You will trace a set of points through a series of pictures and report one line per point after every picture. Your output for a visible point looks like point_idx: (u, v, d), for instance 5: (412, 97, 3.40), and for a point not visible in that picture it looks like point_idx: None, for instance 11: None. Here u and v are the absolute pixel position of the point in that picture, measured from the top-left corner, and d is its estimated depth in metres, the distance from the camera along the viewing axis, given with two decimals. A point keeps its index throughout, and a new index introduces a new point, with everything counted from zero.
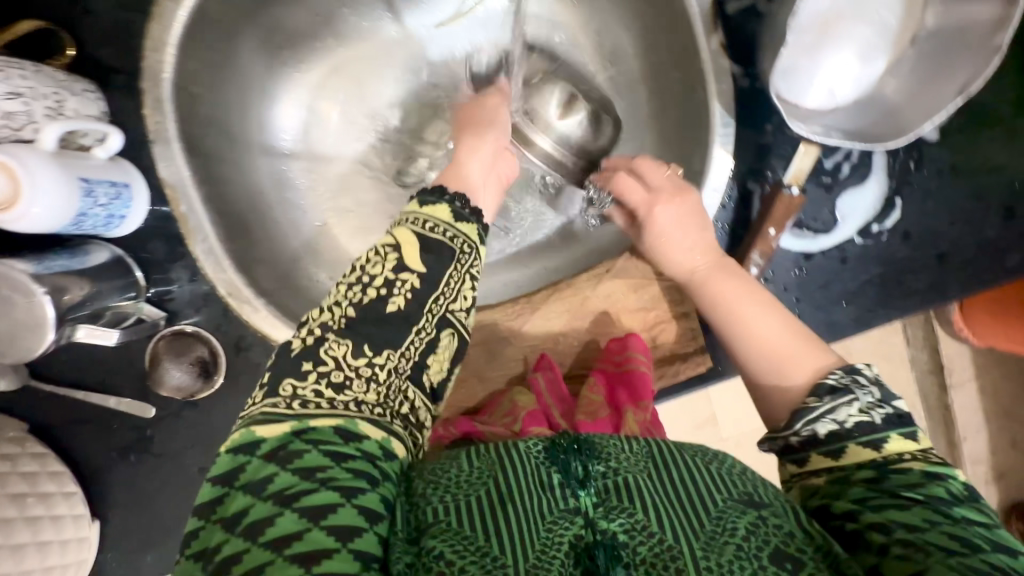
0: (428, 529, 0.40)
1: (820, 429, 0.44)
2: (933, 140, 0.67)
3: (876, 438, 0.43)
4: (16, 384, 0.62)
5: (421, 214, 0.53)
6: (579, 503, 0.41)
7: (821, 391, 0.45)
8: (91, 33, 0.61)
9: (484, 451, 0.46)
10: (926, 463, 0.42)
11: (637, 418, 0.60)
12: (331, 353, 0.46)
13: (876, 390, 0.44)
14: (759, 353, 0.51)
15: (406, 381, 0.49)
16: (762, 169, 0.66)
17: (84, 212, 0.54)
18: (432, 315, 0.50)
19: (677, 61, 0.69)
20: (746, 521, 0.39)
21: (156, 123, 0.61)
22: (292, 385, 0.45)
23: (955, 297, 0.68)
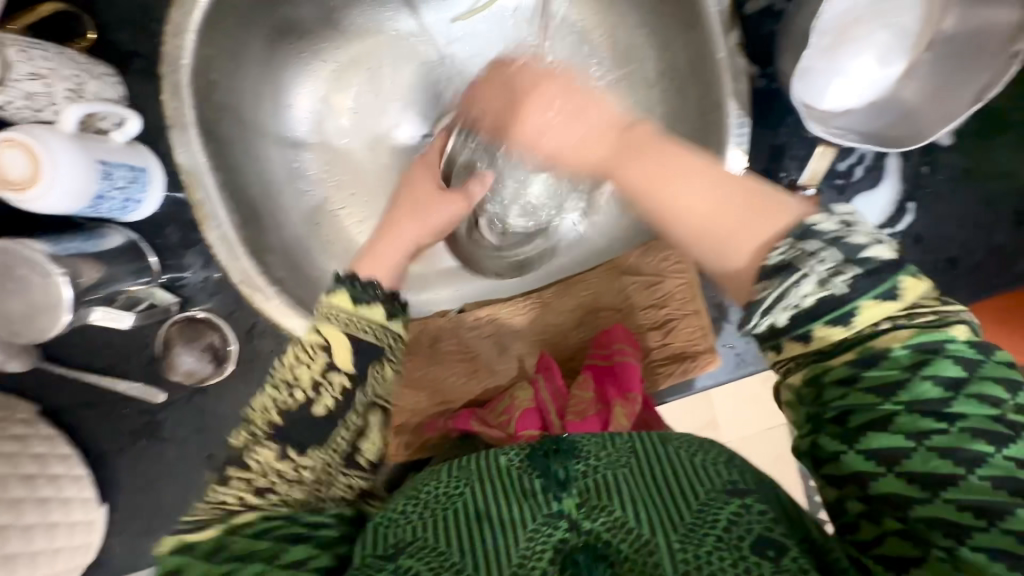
0: (405, 548, 0.42)
1: (779, 318, 0.38)
2: (948, 146, 0.67)
3: (842, 313, 0.37)
4: (27, 366, 0.62)
5: (351, 314, 0.48)
6: (561, 506, 0.42)
7: (767, 274, 0.38)
8: (112, 18, 0.61)
9: (466, 461, 0.48)
10: (914, 334, 0.36)
11: (625, 412, 0.58)
12: (255, 458, 0.47)
13: (835, 253, 0.37)
14: (690, 226, 0.43)
15: (342, 467, 0.49)
16: (777, 170, 0.67)
17: (102, 195, 0.54)
18: (358, 410, 0.48)
19: (694, 60, 0.69)
20: (729, 510, 0.40)
21: (175, 108, 0.61)
22: (214, 494, 0.47)
23: (963, 302, 0.68)
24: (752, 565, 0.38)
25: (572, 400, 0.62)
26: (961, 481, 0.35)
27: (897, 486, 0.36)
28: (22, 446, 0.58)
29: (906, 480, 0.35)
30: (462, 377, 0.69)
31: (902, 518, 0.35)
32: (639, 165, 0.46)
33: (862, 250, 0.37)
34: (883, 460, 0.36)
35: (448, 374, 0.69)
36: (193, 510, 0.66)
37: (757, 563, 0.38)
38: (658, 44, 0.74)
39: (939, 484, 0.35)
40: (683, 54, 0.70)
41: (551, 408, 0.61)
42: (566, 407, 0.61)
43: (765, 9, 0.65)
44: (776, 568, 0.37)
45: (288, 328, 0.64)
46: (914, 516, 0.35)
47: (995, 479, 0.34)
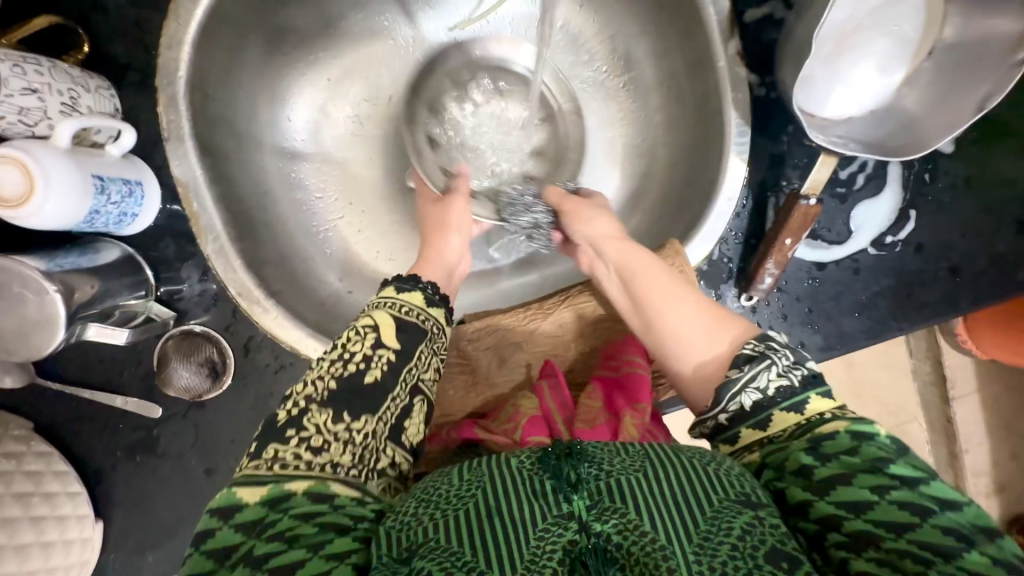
0: (416, 550, 0.40)
1: (745, 401, 0.46)
2: (948, 153, 0.67)
3: (796, 401, 0.45)
4: (22, 382, 0.61)
5: (398, 299, 0.55)
6: (572, 507, 0.41)
7: (740, 363, 0.47)
8: (106, 30, 0.61)
9: (475, 465, 0.46)
10: (850, 421, 0.43)
11: (635, 422, 0.58)
12: (313, 421, 0.48)
13: (790, 354, 0.47)
14: (679, 345, 0.53)
15: (386, 442, 0.50)
16: (778, 179, 0.66)
17: (97, 209, 0.54)
18: (406, 384, 0.52)
19: (693, 69, 0.69)
20: (743, 521, 0.40)
21: (171, 121, 0.61)
22: (274, 449, 0.46)
23: (966, 310, 0.68)
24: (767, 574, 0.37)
25: (580, 409, 0.62)
26: (918, 526, 0.38)
27: (863, 526, 0.39)
28: (16, 463, 0.57)
29: (871, 523, 0.39)
30: (462, 388, 0.69)
31: (872, 554, 0.37)
32: (649, 275, 0.58)
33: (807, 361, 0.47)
34: (842, 504, 0.40)
35: (448, 388, 0.68)
36: (190, 526, 0.65)
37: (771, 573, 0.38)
38: (655, 53, 0.73)
39: (902, 529, 0.38)
40: (682, 62, 0.70)
41: (557, 417, 0.61)
42: (574, 416, 0.61)
43: (764, 17, 0.65)
44: None
45: (285, 341, 0.63)
46: (884, 549, 0.38)
47: (947, 527, 0.38)
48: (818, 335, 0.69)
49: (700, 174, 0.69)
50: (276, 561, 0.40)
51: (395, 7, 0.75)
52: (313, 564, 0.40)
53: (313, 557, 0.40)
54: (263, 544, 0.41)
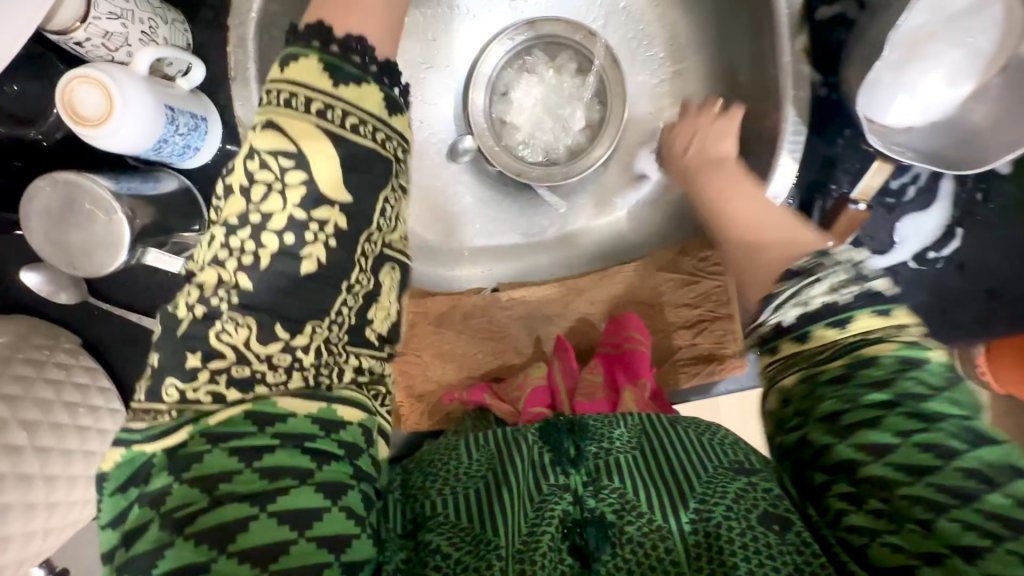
0: (428, 523, 0.44)
1: (793, 314, 0.41)
2: (1004, 174, 0.66)
3: (842, 317, 0.40)
4: (76, 299, 0.65)
5: (288, 87, 0.39)
6: (569, 480, 0.45)
7: (789, 274, 0.42)
8: None
9: (486, 441, 0.50)
10: (901, 346, 0.39)
11: (634, 396, 0.59)
12: (228, 339, 0.39)
13: (850, 269, 0.41)
14: (742, 229, 0.55)
15: (347, 350, 0.42)
16: (827, 182, 0.66)
17: (165, 139, 0.55)
18: (364, 258, 0.42)
19: (756, 63, 0.69)
20: (736, 486, 0.42)
21: (238, 60, 0.61)
22: (172, 389, 0.38)
23: (997, 334, 0.68)
24: (760, 536, 0.40)
25: (582, 382, 0.64)
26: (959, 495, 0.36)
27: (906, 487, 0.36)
28: (65, 374, 0.60)
29: (892, 466, 0.37)
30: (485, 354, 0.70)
31: (871, 506, 0.37)
32: (719, 179, 0.63)
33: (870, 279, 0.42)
34: (863, 448, 0.38)
35: (475, 351, 0.69)
36: None
37: (765, 534, 0.40)
38: (715, 44, 0.74)
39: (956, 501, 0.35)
40: (745, 54, 0.70)
41: (561, 388, 0.63)
42: (576, 388, 0.64)
43: (836, 17, 0.64)
44: (785, 543, 0.39)
45: None
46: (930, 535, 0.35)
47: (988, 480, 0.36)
48: None
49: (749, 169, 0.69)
50: (209, 521, 0.34)
51: None
52: (262, 527, 0.35)
53: (261, 517, 0.35)
54: (185, 488, 0.36)
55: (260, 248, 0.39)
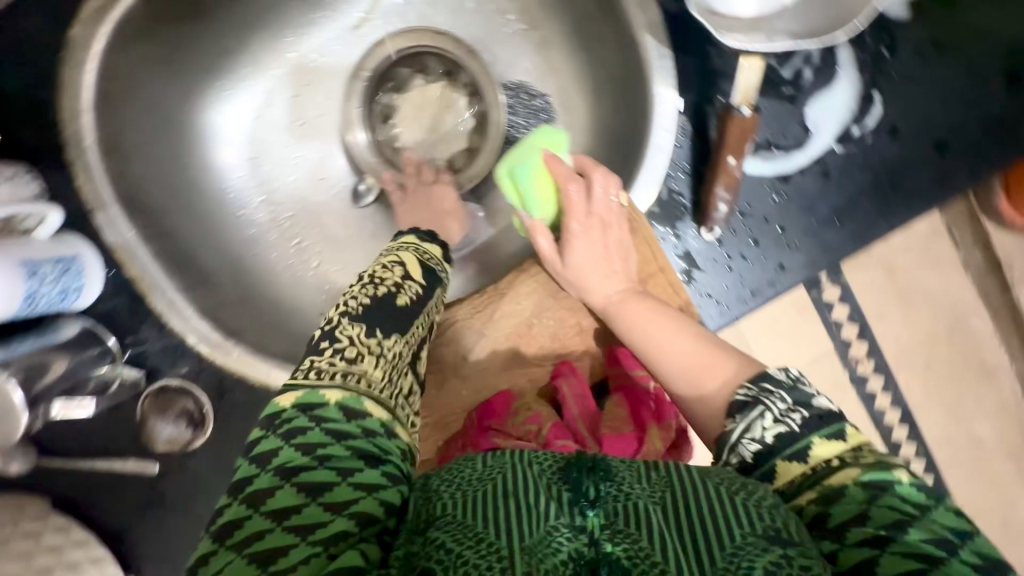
0: (435, 522, 0.38)
1: (746, 453, 0.44)
2: (903, 19, 0.59)
3: (800, 447, 0.42)
4: (30, 463, 0.65)
5: (419, 244, 0.57)
6: (585, 522, 0.37)
7: (734, 411, 0.46)
8: (15, 118, 0.61)
9: (504, 450, 0.43)
10: (858, 470, 0.40)
11: (660, 436, 0.58)
12: (344, 333, 0.48)
13: (785, 394, 0.44)
14: (672, 363, 0.52)
15: (408, 366, 0.51)
16: (713, 94, 0.61)
17: (33, 292, 0.55)
18: (425, 321, 0.53)
19: (601, 2, 0.64)
20: (764, 561, 0.35)
21: (92, 189, 0.62)
22: (312, 363, 0.46)
23: (966, 188, 0.61)
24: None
25: (607, 416, 0.61)
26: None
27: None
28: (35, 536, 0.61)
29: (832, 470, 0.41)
30: (434, 389, 0.65)
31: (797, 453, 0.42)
32: (603, 260, 0.59)
33: (812, 400, 0.44)
34: None
35: None
36: None
37: None
38: None
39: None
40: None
41: (582, 426, 0.59)
42: (598, 423, 0.60)
43: None
44: None
45: (253, 377, 0.64)
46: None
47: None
48: (800, 253, 0.63)
49: (634, 111, 0.65)
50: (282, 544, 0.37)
51: (298, 20, 0.74)
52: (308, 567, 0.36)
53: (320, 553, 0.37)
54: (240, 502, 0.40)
55: (360, 304, 0.49)
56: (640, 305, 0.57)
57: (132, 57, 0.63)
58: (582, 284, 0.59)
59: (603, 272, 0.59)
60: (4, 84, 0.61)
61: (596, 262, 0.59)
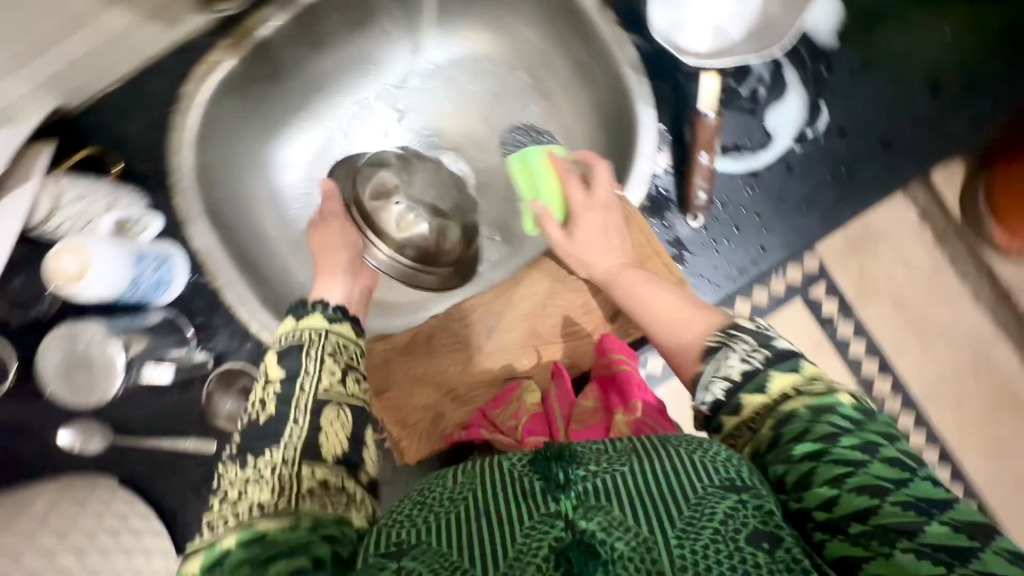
0: (406, 550, 0.44)
1: (716, 392, 0.51)
2: (832, 47, 0.73)
3: (760, 382, 0.49)
4: (106, 441, 0.74)
5: (302, 327, 0.58)
6: (558, 506, 0.44)
7: (706, 356, 0.54)
8: (129, 152, 0.76)
9: (469, 469, 0.51)
10: (809, 400, 0.47)
11: (626, 420, 0.62)
12: (295, 408, 0.53)
13: (752, 338, 0.52)
14: (660, 322, 0.61)
15: (309, 460, 0.51)
16: (686, 110, 0.74)
17: (137, 278, 0.68)
18: (304, 405, 0.53)
19: (591, 49, 0.79)
20: (726, 505, 0.44)
21: (186, 205, 0.75)
22: (229, 477, 0.51)
23: (909, 176, 0.73)
24: (749, 556, 0.41)
25: (578, 409, 0.67)
26: (881, 507, 0.41)
27: (845, 548, 0.41)
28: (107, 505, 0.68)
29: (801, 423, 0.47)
30: (460, 365, 0.74)
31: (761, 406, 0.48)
32: (605, 236, 0.69)
33: (774, 341, 0.52)
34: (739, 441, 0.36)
35: (445, 365, 0.74)
36: None
37: (753, 553, 0.41)
38: (559, 48, 0.85)
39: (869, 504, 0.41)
40: (579, 47, 0.81)
41: (557, 415, 0.67)
42: (572, 414, 0.67)
43: None
44: (774, 559, 0.41)
45: None
46: (870, 522, 0.41)
47: (907, 501, 0.41)
48: (776, 235, 0.73)
49: (623, 130, 0.78)
50: None
51: (351, 80, 0.90)
52: None
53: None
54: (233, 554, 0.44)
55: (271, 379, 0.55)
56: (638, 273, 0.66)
57: (224, 108, 0.80)
58: (586, 258, 0.69)
59: (607, 246, 0.69)
60: (122, 126, 0.77)
61: (597, 240, 0.69)
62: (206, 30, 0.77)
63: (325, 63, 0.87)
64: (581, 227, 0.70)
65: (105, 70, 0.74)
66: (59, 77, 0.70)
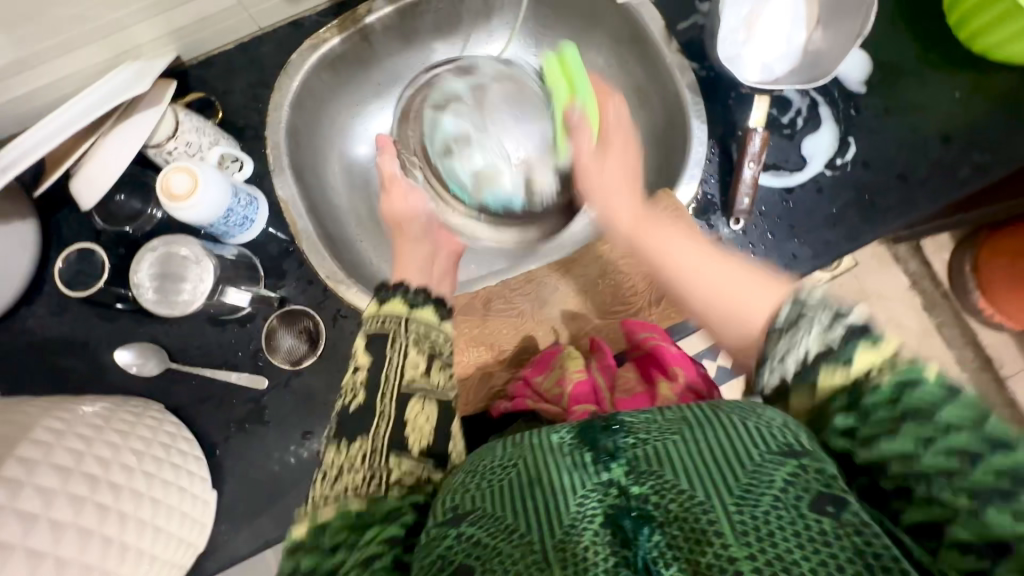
0: (470, 513, 0.48)
1: (788, 366, 0.50)
2: (861, 92, 0.84)
3: (843, 358, 0.47)
4: (160, 367, 0.76)
5: (387, 312, 0.65)
6: (611, 475, 0.47)
7: (779, 323, 0.51)
8: (231, 107, 0.84)
9: (526, 438, 0.54)
10: (894, 371, 0.45)
11: (671, 388, 0.66)
12: (383, 398, 0.60)
13: (827, 311, 0.49)
14: (717, 302, 0.61)
15: (392, 451, 0.58)
16: (733, 129, 0.84)
17: (231, 208, 0.73)
18: (390, 396, 0.60)
19: (652, 71, 0.89)
20: (785, 471, 0.44)
21: (275, 157, 0.82)
22: (331, 455, 0.57)
23: (923, 208, 0.83)
24: (812, 522, 0.41)
25: (619, 379, 0.72)
26: (922, 456, 0.42)
27: (922, 516, 0.41)
28: (159, 422, 0.69)
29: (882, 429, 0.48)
30: (513, 331, 0.80)
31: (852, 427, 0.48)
32: (664, 217, 0.78)
33: (849, 313, 0.48)
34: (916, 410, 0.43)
35: (500, 328, 0.80)
36: (299, 482, 0.76)
37: (816, 518, 0.41)
38: (619, 71, 0.95)
39: (907, 458, 0.42)
40: (639, 69, 0.91)
41: (603, 387, 0.69)
42: (615, 386, 0.71)
43: (692, 26, 0.87)
44: (838, 522, 0.41)
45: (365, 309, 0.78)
46: (891, 477, 0.43)
47: (956, 448, 0.41)
48: (806, 245, 0.82)
49: (675, 142, 0.87)
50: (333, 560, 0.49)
51: (430, 75, 0.98)
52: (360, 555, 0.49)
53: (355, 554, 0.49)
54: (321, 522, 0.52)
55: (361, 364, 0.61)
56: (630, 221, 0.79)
57: (319, 80, 0.87)
58: (600, 204, 0.83)
59: (618, 197, 0.82)
60: (229, 84, 0.85)
61: (619, 184, 0.83)
62: (318, 11, 0.87)
63: (410, 56, 0.95)
64: (609, 172, 0.84)
65: (226, 32, 0.82)
66: (185, 29, 0.78)
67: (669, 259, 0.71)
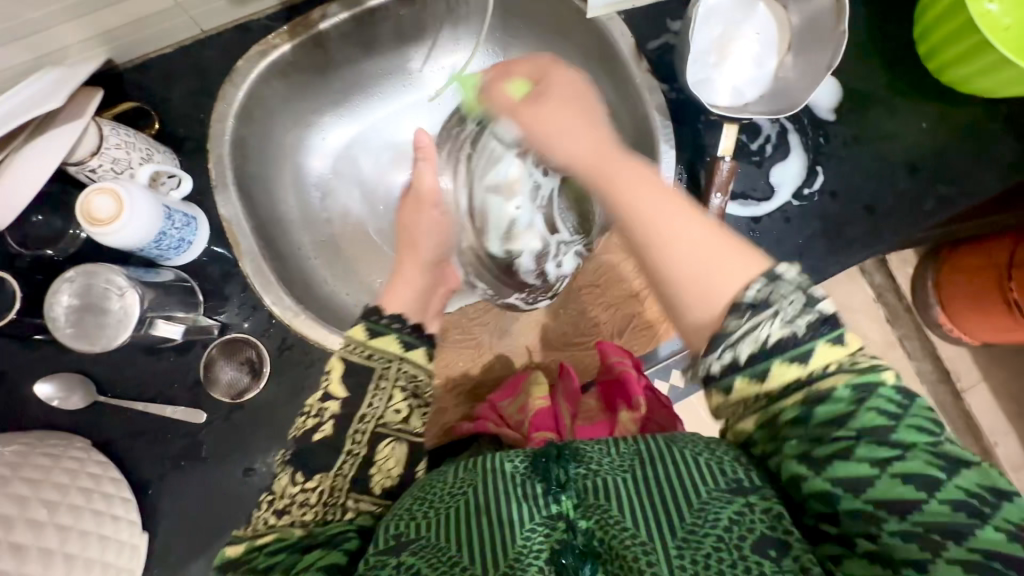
0: (408, 545, 0.45)
1: (741, 351, 0.43)
2: (831, 119, 0.83)
3: (801, 353, 0.42)
4: (87, 400, 0.70)
5: (367, 344, 0.56)
6: (559, 507, 0.45)
7: (742, 308, 0.44)
8: (170, 116, 0.78)
9: (474, 463, 0.50)
10: (853, 376, 0.41)
11: (631, 418, 0.64)
12: (356, 434, 0.55)
13: (798, 297, 0.43)
14: (685, 283, 0.47)
15: (349, 490, 0.54)
16: (702, 156, 0.82)
17: (163, 232, 0.67)
18: (360, 432, 0.55)
19: (620, 92, 0.86)
20: (731, 510, 0.43)
21: (218, 172, 0.76)
22: (284, 482, 0.54)
23: (888, 239, 0.82)
24: (752, 565, 0.40)
25: (583, 408, 0.69)
26: (877, 482, 0.40)
27: (861, 560, 0.40)
28: (81, 464, 0.64)
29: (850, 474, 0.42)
30: (472, 364, 0.77)
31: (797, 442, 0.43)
32: (567, 130, 0.63)
33: (819, 301, 0.43)
34: (870, 433, 0.40)
35: (458, 360, 0.77)
36: (239, 523, 0.71)
37: (756, 564, 0.40)
38: None
39: (862, 485, 0.40)
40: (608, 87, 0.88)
41: (564, 412, 0.67)
42: (579, 412, 0.69)
43: (663, 45, 0.84)
44: (778, 569, 0.40)
45: (314, 339, 0.73)
46: (842, 508, 0.41)
47: (911, 475, 0.39)
48: None
49: None
50: None
51: (390, 87, 0.93)
52: None
53: None
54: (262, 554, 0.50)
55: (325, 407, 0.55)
56: (632, 178, 0.55)
57: (268, 89, 0.81)
58: (551, 145, 0.64)
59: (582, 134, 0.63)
60: (167, 91, 0.79)
61: (574, 113, 0.64)
62: (267, 14, 0.81)
63: (369, 65, 0.89)
64: (552, 86, 0.66)
65: (164, 34, 0.76)
66: (116, 31, 0.71)
67: (651, 223, 0.51)
